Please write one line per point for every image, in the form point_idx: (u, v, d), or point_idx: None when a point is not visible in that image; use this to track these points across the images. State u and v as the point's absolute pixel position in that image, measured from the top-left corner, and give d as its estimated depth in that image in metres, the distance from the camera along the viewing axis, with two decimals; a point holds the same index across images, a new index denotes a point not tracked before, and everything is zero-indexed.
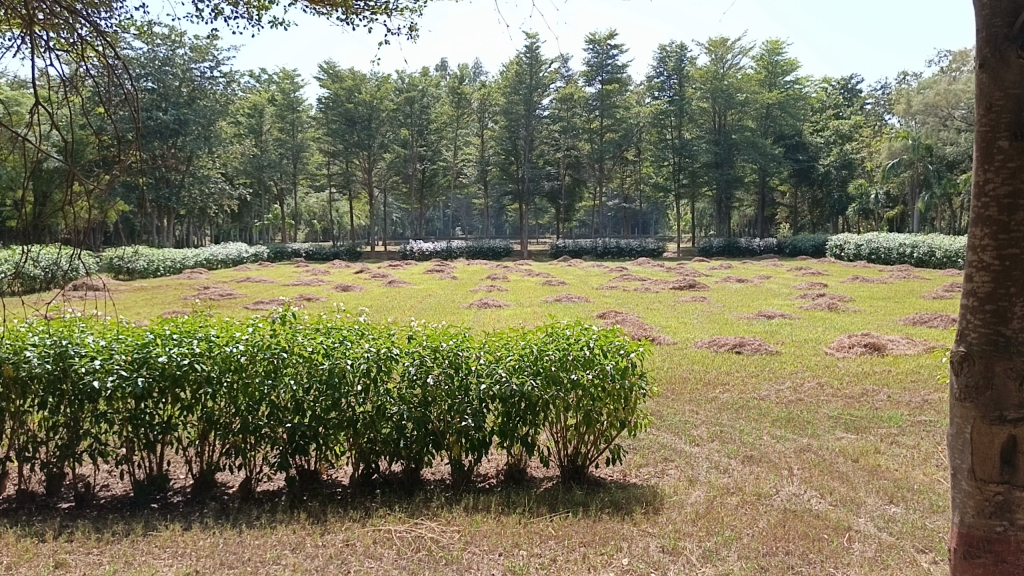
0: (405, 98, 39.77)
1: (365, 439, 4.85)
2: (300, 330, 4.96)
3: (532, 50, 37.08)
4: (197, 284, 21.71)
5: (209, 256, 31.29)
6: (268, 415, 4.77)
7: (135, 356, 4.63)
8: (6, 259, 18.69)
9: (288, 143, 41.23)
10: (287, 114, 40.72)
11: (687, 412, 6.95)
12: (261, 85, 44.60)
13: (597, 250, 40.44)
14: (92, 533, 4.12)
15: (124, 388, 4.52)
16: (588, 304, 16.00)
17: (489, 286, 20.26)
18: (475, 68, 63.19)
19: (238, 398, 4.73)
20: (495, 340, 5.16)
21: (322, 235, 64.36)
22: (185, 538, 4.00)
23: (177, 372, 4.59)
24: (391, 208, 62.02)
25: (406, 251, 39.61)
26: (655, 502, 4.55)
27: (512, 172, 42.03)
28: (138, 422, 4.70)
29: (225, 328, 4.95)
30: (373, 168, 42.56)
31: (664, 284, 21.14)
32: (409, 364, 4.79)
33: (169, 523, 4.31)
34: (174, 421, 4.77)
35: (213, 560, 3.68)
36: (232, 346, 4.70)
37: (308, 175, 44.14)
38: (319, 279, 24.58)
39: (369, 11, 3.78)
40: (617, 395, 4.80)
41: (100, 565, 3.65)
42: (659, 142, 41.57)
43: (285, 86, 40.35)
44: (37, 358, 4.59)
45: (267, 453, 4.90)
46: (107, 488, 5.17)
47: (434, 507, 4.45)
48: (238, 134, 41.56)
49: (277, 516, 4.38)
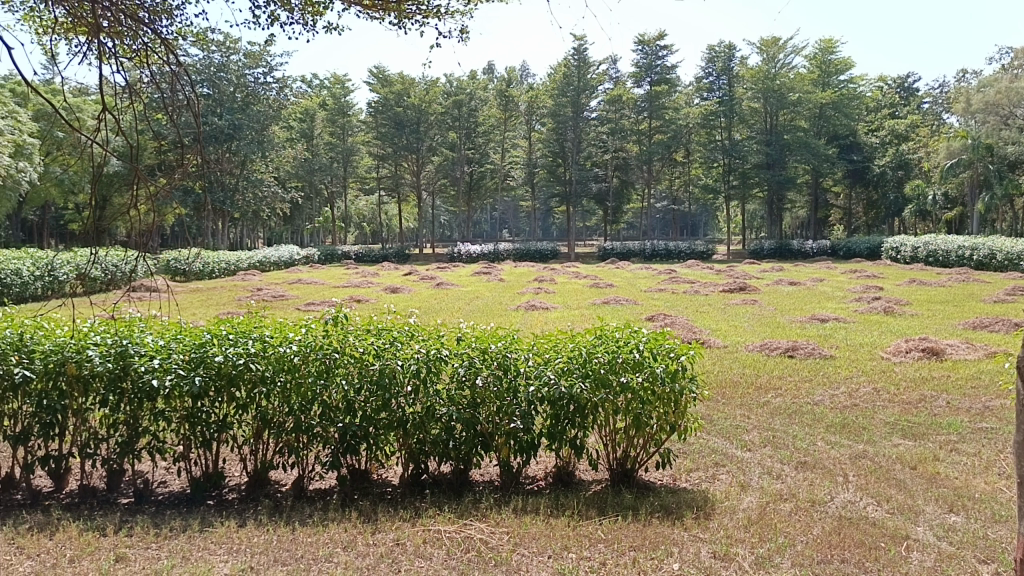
0: (454, 102, 40.07)
1: (414, 440, 4.88)
2: (351, 331, 5.02)
3: (580, 51, 36.95)
4: (251, 285, 22.17)
5: (262, 258, 31.88)
6: (320, 414, 4.83)
7: (192, 356, 4.74)
8: (69, 260, 19.33)
9: (338, 147, 41.87)
10: (338, 118, 41.22)
11: (739, 417, 6.85)
12: (313, 89, 45.37)
13: (646, 252, 40.17)
14: (150, 528, 4.23)
15: (181, 387, 4.64)
16: (637, 307, 15.89)
17: (537, 288, 20.28)
18: (523, 70, 63.42)
19: (291, 397, 4.80)
20: (544, 342, 5.16)
21: (372, 237, 65.14)
22: (240, 535, 4.07)
23: (232, 371, 4.68)
24: (440, 211, 62.51)
25: (455, 253, 39.82)
26: (706, 507, 4.50)
27: (560, 174, 42.05)
28: (194, 421, 4.80)
29: (279, 329, 5.04)
30: (422, 171, 42.90)
31: (713, 287, 20.87)
32: (458, 365, 4.82)
33: (225, 519, 4.40)
34: (229, 419, 4.87)
35: (267, 557, 3.74)
36: (285, 347, 4.79)
37: (358, 178, 44.72)
38: (368, 279, 24.93)
39: (421, 13, 3.80)
40: (666, 398, 4.76)
41: (158, 560, 3.74)
42: (709, 143, 41.17)
43: (336, 90, 40.81)
44: (99, 356, 4.73)
45: (319, 452, 4.97)
46: (165, 484, 5.28)
47: (483, 508, 4.47)
48: (290, 139, 42.34)
49: (329, 514, 4.44)
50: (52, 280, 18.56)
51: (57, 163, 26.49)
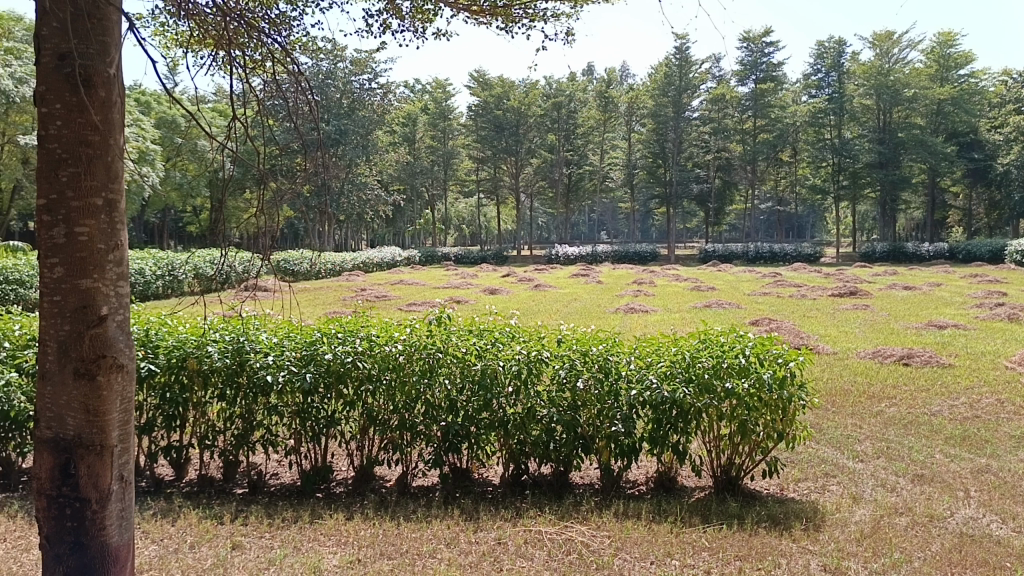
0: (553, 104, 40.17)
1: (515, 440, 4.92)
2: (454, 331, 5.11)
3: (682, 50, 36.38)
4: (355, 286, 22.83)
5: (365, 259, 32.76)
6: (423, 412, 4.93)
7: (304, 353, 4.93)
8: (188, 260, 20.39)
9: (439, 150, 42.67)
10: (439, 122, 42.02)
11: (849, 426, 6.61)
12: (416, 94, 46.35)
13: (749, 255, 39.18)
14: (264, 518, 4.41)
15: (293, 383, 4.83)
16: (740, 311, 15.53)
17: (636, 291, 20.10)
18: (624, 71, 63.02)
19: (395, 395, 4.92)
20: (646, 345, 5.11)
21: (471, 239, 66.08)
22: (348, 528, 4.19)
23: (341, 369, 4.84)
24: (538, 213, 62.83)
25: (553, 255, 39.88)
26: (815, 518, 4.35)
27: (660, 175, 41.57)
28: (305, 416, 4.98)
29: (384, 328, 5.17)
30: (521, 174, 43.16)
31: (821, 291, 20.19)
32: (559, 368, 4.83)
33: (333, 512, 4.55)
34: (337, 415, 5.02)
35: (374, 550, 3.84)
36: (391, 346, 4.91)
37: (458, 181, 45.41)
38: (468, 281, 25.28)
39: (527, 18, 3.81)
40: (773, 405, 4.63)
41: (272, 549, 3.89)
42: (816, 142, 39.79)
43: (437, 94, 41.45)
44: (218, 352, 4.97)
45: (422, 450, 5.06)
46: (276, 477, 5.49)
47: (583, 511, 4.46)
48: (393, 142, 43.41)
49: (432, 511, 4.52)
50: (171, 279, 19.62)
51: (177, 168, 27.95)
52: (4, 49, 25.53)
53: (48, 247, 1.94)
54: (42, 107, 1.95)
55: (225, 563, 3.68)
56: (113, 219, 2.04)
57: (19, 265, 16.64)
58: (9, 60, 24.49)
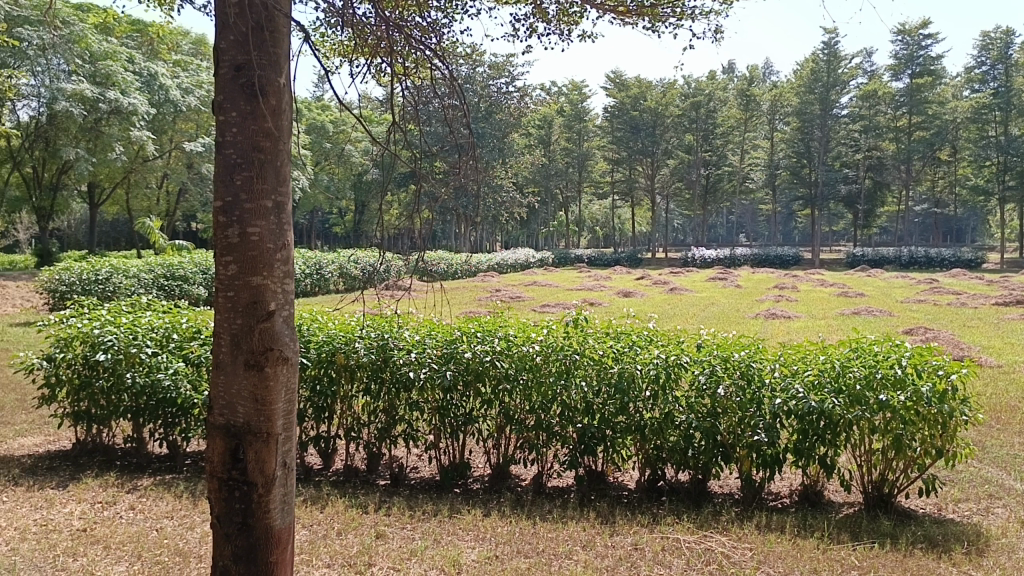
0: (692, 103, 39.38)
1: (652, 445, 4.86)
2: (591, 334, 5.11)
3: (829, 45, 34.83)
4: (490, 286, 23.19)
5: (499, 260, 33.23)
6: (560, 414, 4.95)
7: (444, 351, 5.06)
8: (334, 260, 21.35)
9: (574, 152, 42.82)
10: (574, 124, 42.28)
11: (1017, 446, 6.11)
12: (552, 96, 46.65)
13: (901, 260, 36.97)
14: (405, 510, 4.55)
15: (434, 380, 4.97)
16: (891, 319, 14.70)
17: (778, 295, 19.40)
18: (766, 68, 61.03)
19: (532, 395, 4.96)
20: (791, 353, 4.93)
21: (605, 240, 65.83)
22: (485, 524, 4.27)
23: (479, 367, 4.95)
24: (674, 215, 61.81)
25: (688, 258, 39.09)
26: (979, 542, 4.05)
27: (803, 176, 39.92)
28: (445, 412, 5.10)
29: (522, 329, 5.24)
30: (657, 175, 42.58)
31: (983, 299, 18.80)
32: (698, 373, 4.73)
33: (471, 508, 4.64)
34: (476, 413, 5.12)
35: (511, 547, 3.89)
36: (528, 346, 4.96)
37: (593, 183, 45.34)
38: (602, 283, 25.16)
39: (674, 16, 3.75)
40: (932, 420, 4.35)
41: (413, 540, 4.01)
42: (979, 139, 37.05)
43: (574, 96, 41.61)
44: (364, 348, 5.18)
45: (558, 451, 5.07)
46: (417, 471, 5.65)
47: (723, 521, 4.34)
48: (528, 145, 43.85)
49: (568, 512, 4.53)
50: (318, 277, 20.61)
51: (325, 172, 29.33)
52: (173, 62, 27.66)
53: (224, 247, 2.09)
54: (221, 116, 2.10)
55: (370, 551, 3.82)
56: (282, 220, 2.16)
57: (185, 263, 17.92)
58: (178, 73, 26.51)
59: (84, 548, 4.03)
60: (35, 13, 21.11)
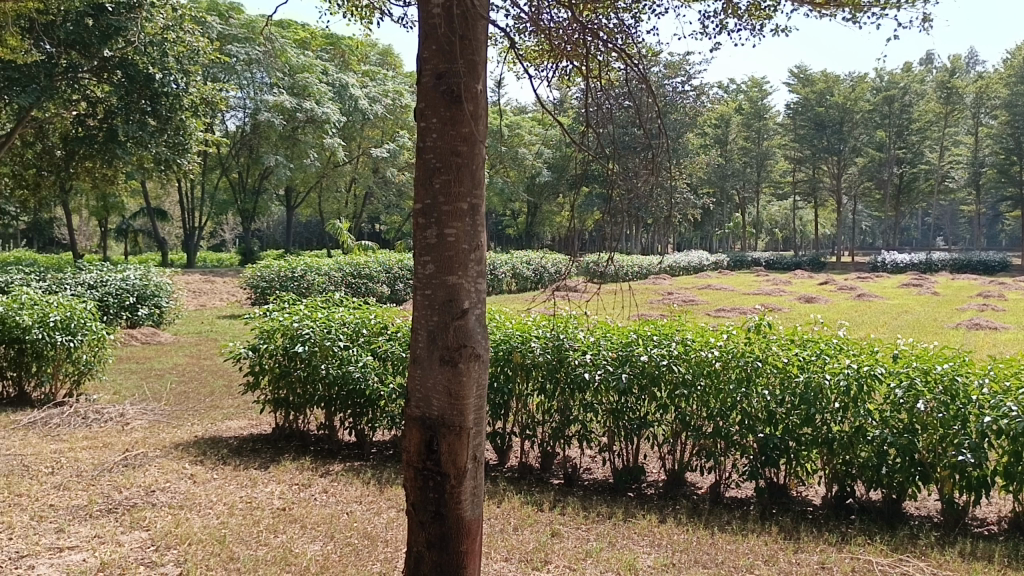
0: (884, 98, 36.98)
1: (840, 461, 4.61)
2: (774, 340, 4.93)
3: None
4: (665, 289, 22.88)
5: (672, 263, 32.70)
6: (739, 422, 4.78)
7: (621, 353, 5.07)
8: (508, 261, 21.85)
9: (753, 151, 41.67)
10: (754, 123, 41.44)
11: None
12: (731, 94, 45.38)
13: None
14: (580, 510, 4.58)
15: (610, 382, 4.98)
16: None
17: (983, 304, 17.83)
18: (971, 57, 56.27)
19: (710, 401, 4.85)
20: (1002, 367, 4.53)
21: (784, 243, 63.23)
22: (662, 531, 4.21)
23: (655, 371, 4.90)
24: (862, 216, 58.39)
25: (877, 263, 36.77)
26: None
27: (1013, 173, 36.43)
28: (619, 415, 5.08)
29: (700, 333, 5.14)
30: (844, 174, 40.36)
31: None
32: (894, 386, 4.44)
33: (646, 513, 4.59)
34: (651, 418, 5.05)
35: (688, 556, 3.81)
36: (707, 351, 4.86)
37: (772, 183, 43.69)
38: (781, 288, 24.16)
39: (877, 6, 3.53)
40: None
41: (589, 540, 4.02)
42: None
43: (753, 94, 41.04)
44: (540, 347, 5.28)
45: (737, 460, 4.91)
46: (590, 471, 5.66)
47: (922, 545, 4.04)
48: (704, 145, 42.91)
49: (747, 524, 4.38)
50: (493, 278, 21.18)
51: (500, 175, 30.12)
52: (362, 73, 29.37)
53: (423, 247, 2.19)
54: (422, 123, 2.21)
55: (547, 548, 3.86)
56: (477, 221, 2.23)
57: (371, 262, 18.92)
58: (367, 83, 28.13)
59: (285, 526, 4.35)
60: (244, 32, 23.19)
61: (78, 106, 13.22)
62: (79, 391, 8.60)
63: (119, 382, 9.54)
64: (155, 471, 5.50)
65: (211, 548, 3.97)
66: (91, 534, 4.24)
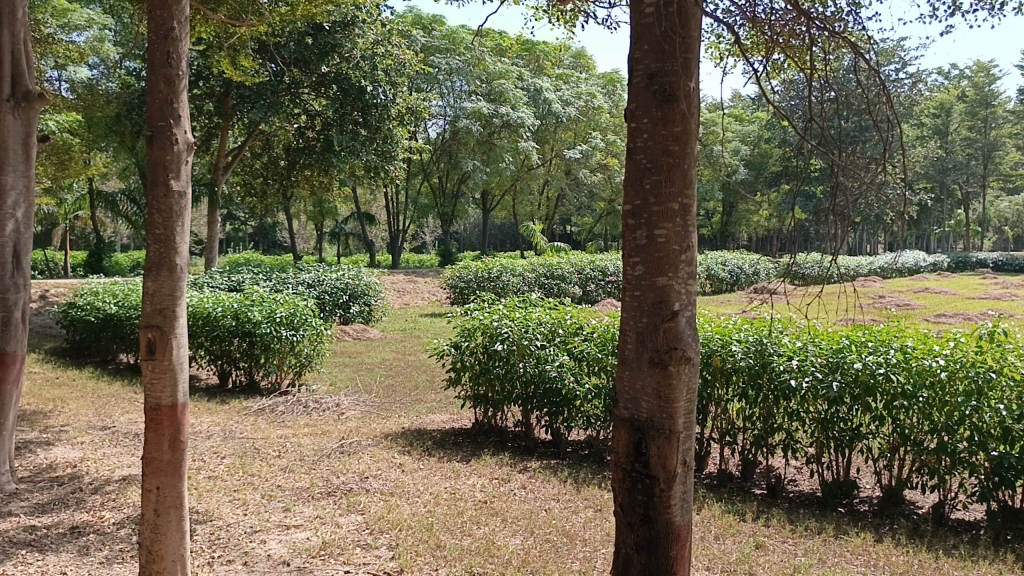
0: None
1: None
2: (1009, 351, 4.49)
3: None
4: (874, 292, 21.41)
5: (882, 264, 30.55)
6: (968, 439, 4.37)
7: (831, 360, 4.81)
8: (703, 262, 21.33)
9: (979, 142, 38.28)
10: (980, 110, 38.11)
11: None
12: (953, 79, 41.64)
13: None
14: (786, 523, 4.38)
15: (819, 390, 4.74)
16: None
17: None
18: None
19: (934, 414, 4.48)
20: None
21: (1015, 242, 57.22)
22: (878, 550, 3.94)
23: (870, 380, 4.60)
24: None
25: None
26: None
27: None
28: (829, 425, 4.81)
29: (921, 340, 4.79)
30: None
31: None
32: None
33: (860, 531, 4.31)
34: (864, 429, 4.74)
35: None
36: (930, 360, 4.49)
37: (1002, 176, 39.65)
38: (1012, 292, 21.87)
39: None
40: None
41: (796, 555, 3.84)
42: None
43: (980, 78, 37.70)
44: (742, 352, 5.11)
45: (965, 480, 4.50)
46: (795, 483, 5.40)
47: None
48: (921, 137, 39.70)
49: (978, 550, 4.01)
50: None
51: None
52: (556, 77, 29.81)
53: (633, 248, 2.19)
54: (632, 124, 2.22)
55: (750, 560, 3.73)
56: (688, 222, 2.19)
57: (563, 263, 19.15)
58: (560, 86, 28.51)
59: (486, 518, 4.50)
60: (444, 42, 24.31)
61: (299, 119, 14.43)
62: (300, 382, 9.37)
63: (334, 373, 10.30)
64: (367, 459, 5.88)
65: (419, 535, 4.18)
66: (313, 514, 4.61)
